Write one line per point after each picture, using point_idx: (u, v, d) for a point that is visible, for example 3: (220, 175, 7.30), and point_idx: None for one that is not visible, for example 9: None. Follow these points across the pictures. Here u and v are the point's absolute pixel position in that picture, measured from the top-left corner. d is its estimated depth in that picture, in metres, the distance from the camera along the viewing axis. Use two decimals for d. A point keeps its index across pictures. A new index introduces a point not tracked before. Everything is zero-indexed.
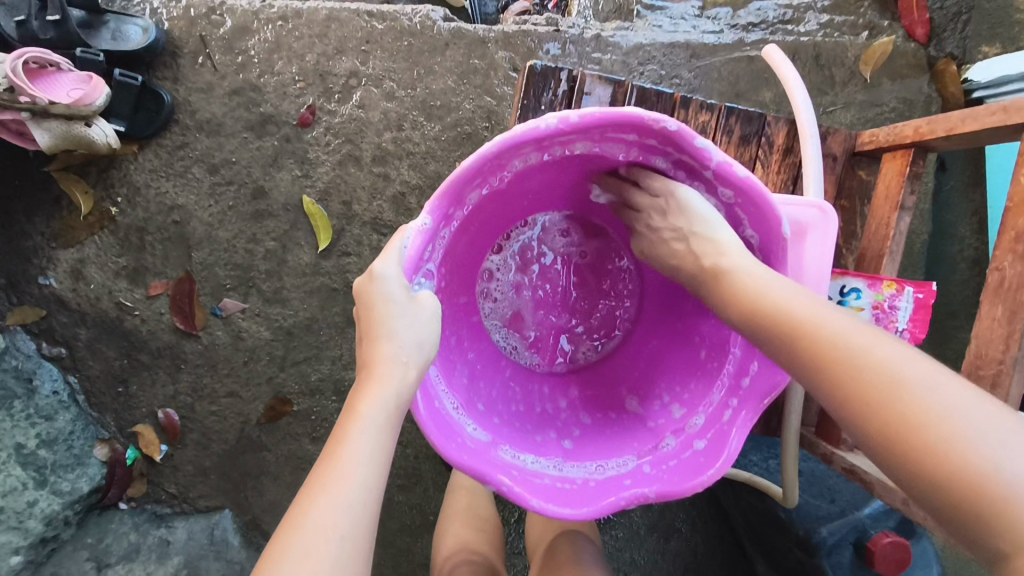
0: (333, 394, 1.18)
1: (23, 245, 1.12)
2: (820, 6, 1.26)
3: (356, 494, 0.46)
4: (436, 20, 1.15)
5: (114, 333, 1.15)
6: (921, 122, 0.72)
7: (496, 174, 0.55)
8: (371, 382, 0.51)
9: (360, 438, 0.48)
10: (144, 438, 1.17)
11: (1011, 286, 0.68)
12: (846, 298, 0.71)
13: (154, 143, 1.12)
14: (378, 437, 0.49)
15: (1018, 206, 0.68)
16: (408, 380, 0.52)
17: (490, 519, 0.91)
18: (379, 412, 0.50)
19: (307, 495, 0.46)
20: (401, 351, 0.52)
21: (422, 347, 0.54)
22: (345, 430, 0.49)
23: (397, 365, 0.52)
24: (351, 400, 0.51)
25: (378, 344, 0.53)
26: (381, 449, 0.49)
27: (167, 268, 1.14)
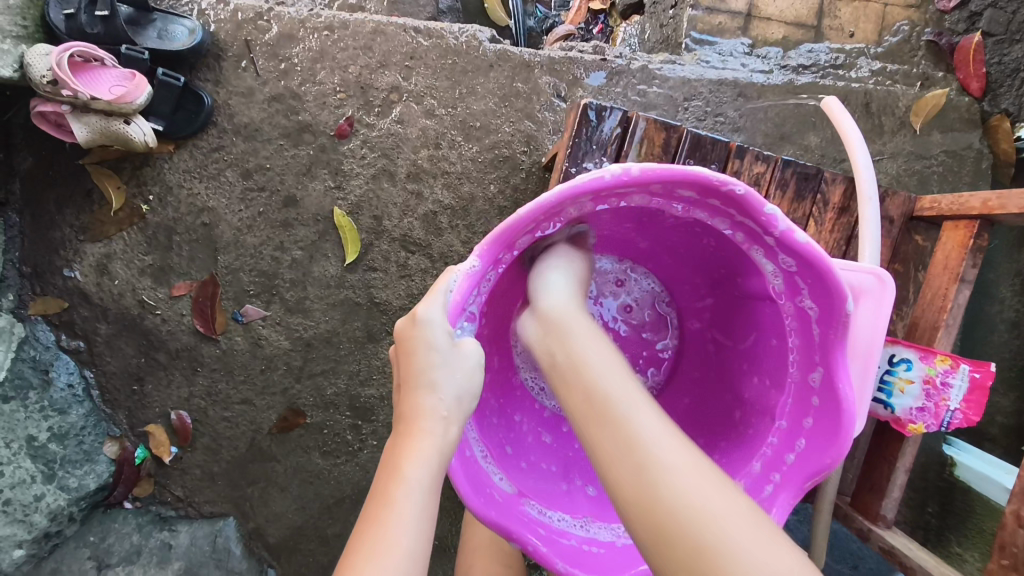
0: (347, 410, 1.16)
1: (51, 235, 1.11)
2: (873, 53, 1.23)
3: (405, 561, 0.49)
4: (482, 41, 1.14)
5: (134, 331, 1.14)
6: (991, 196, 0.69)
7: (549, 221, 0.53)
8: (413, 438, 0.52)
9: (407, 502, 0.50)
10: (155, 438, 1.15)
11: None
12: (895, 368, 0.71)
13: (190, 143, 1.11)
14: (422, 497, 0.51)
15: None
16: (448, 435, 0.52)
17: (517, 554, 0.89)
18: (422, 472, 0.51)
19: (357, 562, 0.48)
20: (440, 406, 0.52)
21: (463, 400, 0.53)
22: (389, 489, 0.51)
23: (438, 420, 0.52)
24: (394, 457, 0.52)
25: (418, 396, 0.53)
26: (426, 509, 0.51)
27: (192, 269, 1.13)
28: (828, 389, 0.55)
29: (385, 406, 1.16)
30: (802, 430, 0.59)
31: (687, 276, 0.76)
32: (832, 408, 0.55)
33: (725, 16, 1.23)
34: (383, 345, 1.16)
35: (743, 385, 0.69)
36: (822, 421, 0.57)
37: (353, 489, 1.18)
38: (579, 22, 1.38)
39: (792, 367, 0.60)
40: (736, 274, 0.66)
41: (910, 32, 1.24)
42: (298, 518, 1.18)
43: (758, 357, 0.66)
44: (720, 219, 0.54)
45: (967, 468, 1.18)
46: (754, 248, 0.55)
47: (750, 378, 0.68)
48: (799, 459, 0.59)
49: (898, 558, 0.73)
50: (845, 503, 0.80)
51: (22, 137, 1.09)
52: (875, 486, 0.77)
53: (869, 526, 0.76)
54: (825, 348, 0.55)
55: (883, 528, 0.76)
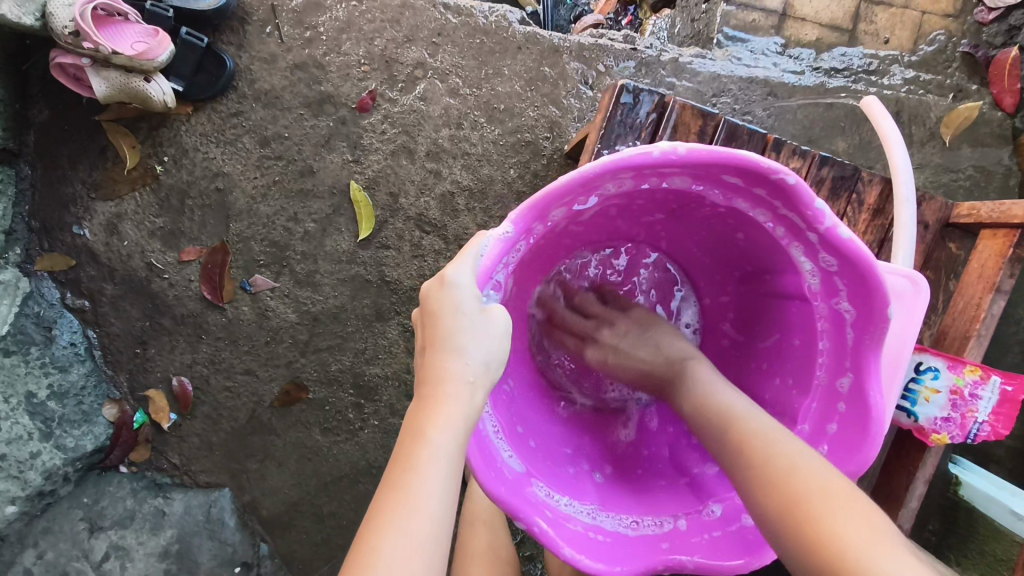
0: (351, 387, 1.15)
1: (62, 191, 1.10)
2: (907, 61, 1.21)
3: (428, 528, 0.48)
4: (512, 22, 1.13)
5: (140, 293, 1.13)
6: None
7: (588, 196, 0.53)
8: (438, 403, 0.51)
9: (432, 468, 0.49)
10: (154, 403, 1.14)
11: None
12: (922, 376, 0.69)
13: (209, 106, 1.10)
14: (447, 465, 0.50)
15: None
16: (475, 402, 0.51)
17: (511, 560, 0.88)
18: (447, 439, 0.50)
19: (381, 529, 0.48)
20: (467, 370, 0.51)
21: (490, 365, 0.52)
22: (414, 454, 0.50)
23: (464, 384, 0.51)
24: (418, 421, 0.51)
25: (444, 358, 0.52)
26: (452, 477, 0.50)
27: (203, 235, 1.12)
28: (858, 394, 0.54)
29: (388, 386, 1.15)
30: (823, 434, 0.57)
31: (715, 271, 0.74)
32: (860, 416, 0.53)
33: (759, 13, 1.21)
34: (391, 325, 1.14)
35: (763, 383, 0.67)
36: (846, 428, 0.55)
37: (351, 468, 1.16)
38: (608, 12, 1.33)
39: (820, 370, 0.58)
40: (766, 270, 0.64)
41: (946, 42, 1.21)
42: (294, 494, 1.17)
43: (781, 356, 0.65)
44: (762, 211, 0.53)
45: (973, 487, 1.15)
46: (795, 243, 0.53)
47: (769, 379, 0.66)
48: None
49: None
50: None
51: (39, 89, 1.08)
52: (892, 495, 0.76)
53: None
54: (858, 352, 0.53)
55: None
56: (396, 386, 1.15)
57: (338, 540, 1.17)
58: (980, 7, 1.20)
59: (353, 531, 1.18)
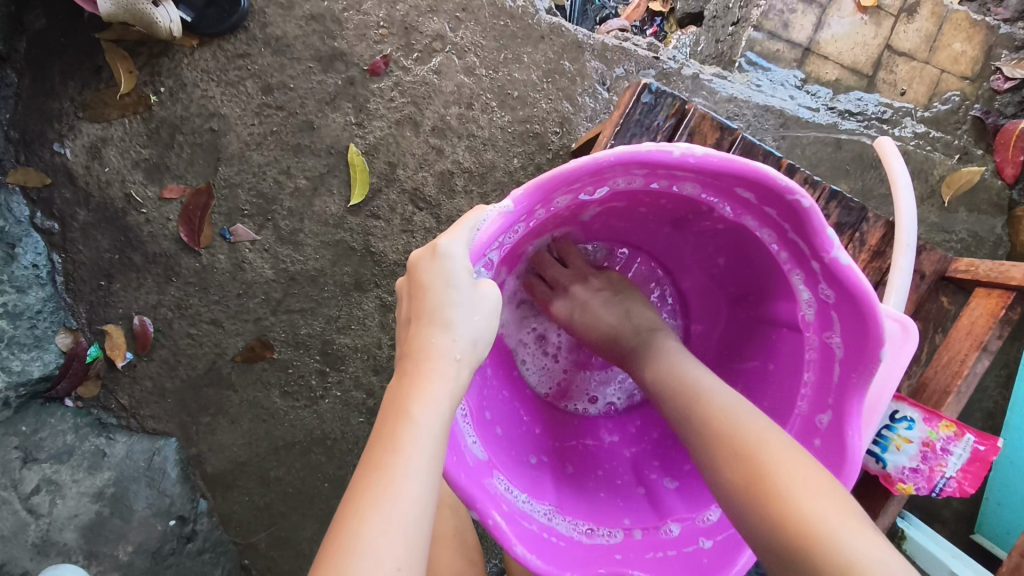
0: (317, 354, 1.11)
1: (48, 105, 1.05)
2: (919, 116, 1.22)
3: (412, 512, 0.46)
4: (539, 10, 1.11)
5: (114, 224, 1.08)
6: None
7: (594, 189, 0.52)
8: (423, 378, 0.49)
9: (416, 447, 0.47)
10: (111, 339, 1.09)
11: None
12: (896, 424, 0.69)
13: (215, 43, 1.06)
14: (430, 443, 0.48)
15: None
16: (460, 378, 0.50)
17: (476, 547, 0.87)
18: (430, 416, 0.48)
19: (360, 508, 0.46)
20: (454, 346, 0.50)
21: (477, 343, 0.51)
22: (397, 431, 0.48)
23: (450, 360, 0.50)
24: (402, 397, 0.49)
25: (431, 333, 0.50)
26: (437, 458, 0.48)
27: (188, 174, 1.08)
28: (835, 432, 0.53)
29: (356, 358, 1.11)
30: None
31: (706, 291, 0.73)
32: (835, 453, 0.52)
33: (784, 45, 1.20)
34: (368, 297, 1.11)
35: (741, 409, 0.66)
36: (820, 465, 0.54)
37: (306, 436, 1.13)
38: (634, 20, 1.26)
39: (801, 401, 0.57)
40: (759, 294, 0.63)
41: (960, 103, 1.22)
42: (242, 454, 1.13)
43: (759, 382, 0.64)
44: (769, 231, 0.52)
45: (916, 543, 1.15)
46: (796, 270, 0.52)
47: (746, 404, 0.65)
48: None
49: None
50: None
51: None
52: None
53: None
54: (843, 389, 0.52)
55: None
56: (364, 359, 1.12)
57: (281, 506, 1.14)
58: (998, 75, 1.21)
59: (298, 500, 1.14)
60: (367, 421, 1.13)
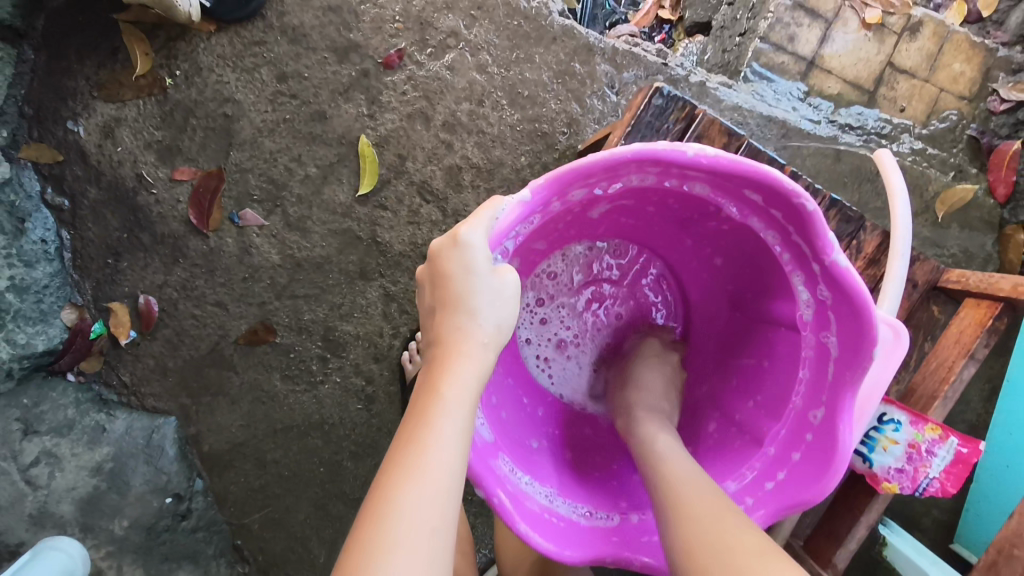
0: (320, 340, 1.13)
1: (63, 83, 1.06)
2: (917, 132, 1.25)
3: (443, 483, 0.48)
4: (552, 12, 1.13)
5: (123, 203, 1.09)
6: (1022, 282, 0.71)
7: (608, 185, 0.54)
8: (454, 359, 0.52)
9: (448, 422, 0.49)
10: (115, 317, 1.11)
11: None
12: (883, 426, 0.71)
13: (233, 29, 1.07)
14: (461, 418, 0.50)
15: None
16: (486, 361, 0.53)
17: (467, 537, 0.89)
18: (461, 394, 0.51)
19: (397, 477, 0.48)
20: (480, 331, 0.53)
21: (500, 328, 0.54)
22: (429, 407, 0.50)
23: (478, 344, 0.53)
24: (432, 377, 0.51)
25: (457, 318, 0.53)
26: (465, 434, 0.50)
27: (200, 157, 1.09)
28: (827, 428, 0.55)
29: (358, 345, 1.13)
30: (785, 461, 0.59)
31: (707, 291, 0.76)
32: (825, 448, 0.55)
33: (789, 57, 1.22)
34: (372, 286, 1.12)
35: (736, 406, 0.68)
36: (812, 458, 0.56)
37: (304, 420, 1.14)
38: (644, 26, 1.30)
39: (796, 397, 0.59)
40: (760, 294, 0.66)
41: (956, 122, 1.25)
42: (240, 436, 1.15)
43: (755, 379, 0.67)
44: (773, 233, 0.54)
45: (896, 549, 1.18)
46: (797, 271, 0.55)
47: (742, 400, 0.68)
48: (777, 489, 0.58)
49: None
50: (798, 545, 0.81)
51: None
52: (833, 534, 0.78)
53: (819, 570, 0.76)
54: (836, 386, 0.54)
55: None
56: (365, 347, 1.13)
57: (276, 489, 1.16)
58: (994, 96, 1.24)
59: (293, 483, 1.16)
60: (365, 408, 1.14)
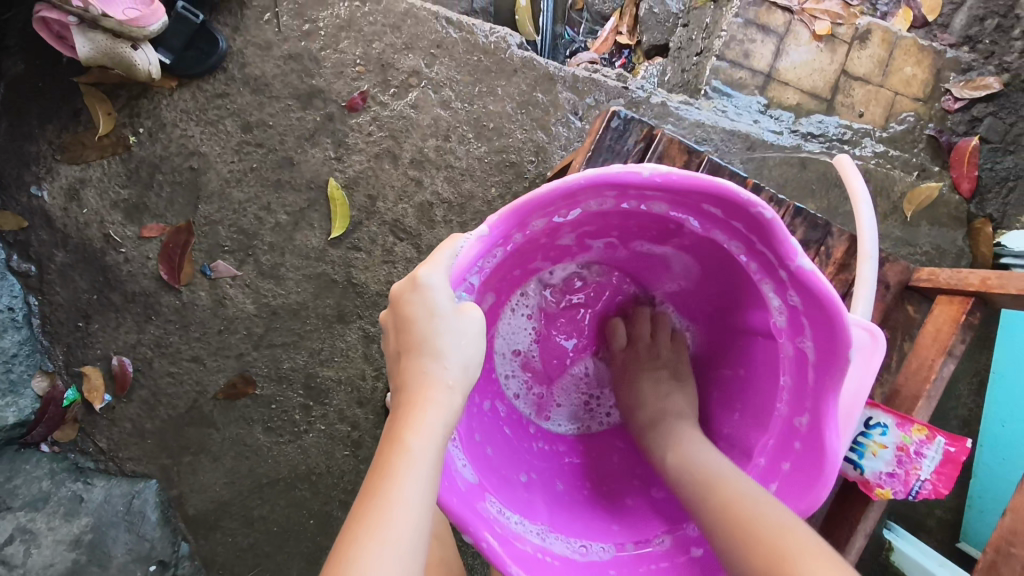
0: (301, 388, 1.11)
1: (25, 149, 1.06)
2: (878, 136, 1.27)
3: (406, 540, 0.46)
4: (511, 45, 1.14)
5: (92, 265, 1.08)
6: (990, 275, 0.72)
7: (569, 211, 0.54)
8: (417, 409, 0.50)
9: (412, 475, 0.48)
10: (89, 382, 1.08)
11: None
12: (870, 430, 0.70)
13: (194, 84, 1.07)
14: (427, 469, 0.48)
15: None
16: (454, 407, 0.51)
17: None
18: (428, 444, 0.49)
19: (358, 538, 0.46)
20: (446, 375, 0.51)
21: (468, 369, 0.52)
22: (392, 461, 0.49)
23: (444, 389, 0.51)
24: (396, 428, 0.50)
25: (423, 364, 0.51)
26: (432, 485, 0.48)
27: (168, 213, 1.08)
28: (813, 434, 0.54)
29: (340, 391, 1.11)
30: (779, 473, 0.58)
31: (684, 307, 0.75)
32: (814, 455, 0.54)
33: (746, 72, 1.24)
34: (351, 329, 1.11)
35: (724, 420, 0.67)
36: (801, 467, 0.56)
37: (290, 472, 1.11)
38: (604, 52, 1.41)
39: (780, 405, 0.59)
40: (733, 306, 0.65)
41: (915, 123, 1.28)
42: (225, 493, 1.11)
43: (738, 391, 0.66)
44: (737, 244, 0.54)
45: (902, 552, 1.17)
46: (767, 281, 0.54)
47: (729, 413, 0.67)
48: None
49: None
50: None
51: (17, 41, 1.04)
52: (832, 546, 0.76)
53: None
54: (817, 393, 0.54)
55: None
56: (348, 391, 1.11)
57: (266, 546, 1.12)
58: (948, 96, 1.28)
59: (282, 538, 1.12)
60: (352, 454, 1.12)
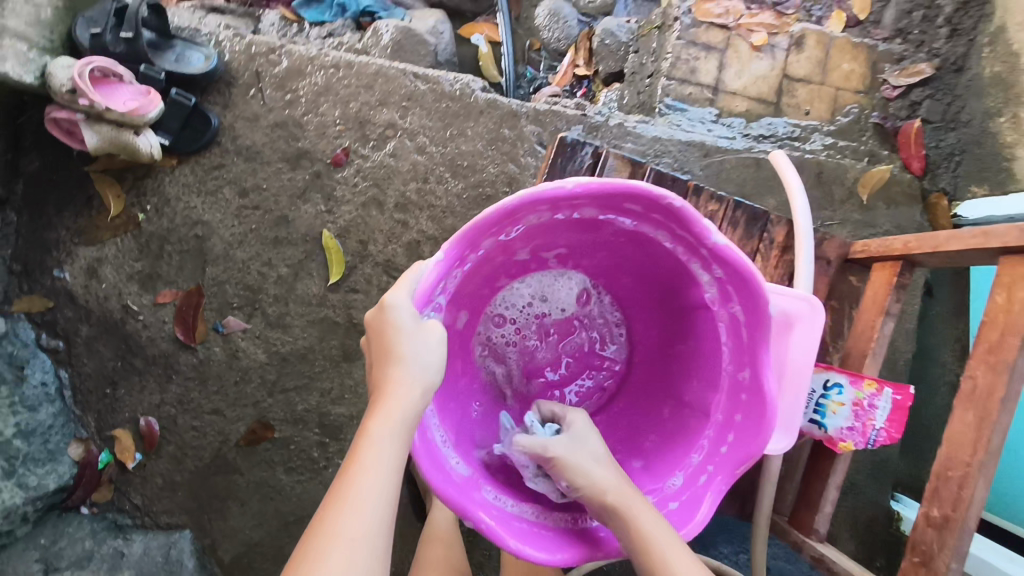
0: (316, 427, 1.18)
1: (46, 236, 1.16)
2: (826, 129, 1.37)
3: (367, 513, 0.55)
4: (475, 90, 1.25)
5: (114, 334, 1.17)
6: (910, 238, 0.79)
7: (511, 224, 0.62)
8: (381, 403, 0.58)
9: (373, 459, 0.56)
10: (120, 443, 1.16)
11: (982, 394, 0.65)
12: (829, 392, 0.77)
13: (193, 160, 1.18)
14: (386, 454, 0.56)
15: (990, 321, 0.66)
16: (414, 403, 0.58)
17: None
18: (387, 433, 0.57)
19: (329, 511, 0.55)
20: (411, 376, 0.59)
21: (432, 370, 0.60)
22: (358, 448, 0.57)
23: (406, 388, 0.59)
24: (365, 421, 0.58)
25: (389, 367, 0.59)
26: (388, 468, 0.56)
27: (179, 278, 1.17)
28: (755, 385, 0.63)
29: (353, 426, 1.18)
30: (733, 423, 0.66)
31: (635, 296, 0.83)
32: (757, 402, 0.63)
33: (695, 87, 1.35)
34: (356, 365, 1.19)
35: (684, 389, 0.75)
36: (749, 417, 0.64)
37: (314, 508, 1.18)
38: (565, 84, 1.52)
39: (726, 365, 0.67)
40: (675, 288, 0.73)
41: (859, 114, 1.37)
42: (255, 536, 1.17)
43: (692, 361, 0.74)
44: (663, 234, 0.63)
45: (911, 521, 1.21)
46: (693, 261, 0.63)
47: (687, 382, 0.75)
48: (730, 450, 0.65)
49: (827, 562, 0.76)
50: (783, 521, 0.84)
51: (32, 141, 1.16)
52: (810, 502, 0.82)
53: (802, 537, 0.80)
54: (754, 349, 0.62)
55: (815, 540, 0.80)
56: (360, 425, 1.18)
57: None
58: (886, 85, 1.38)
59: None
60: None
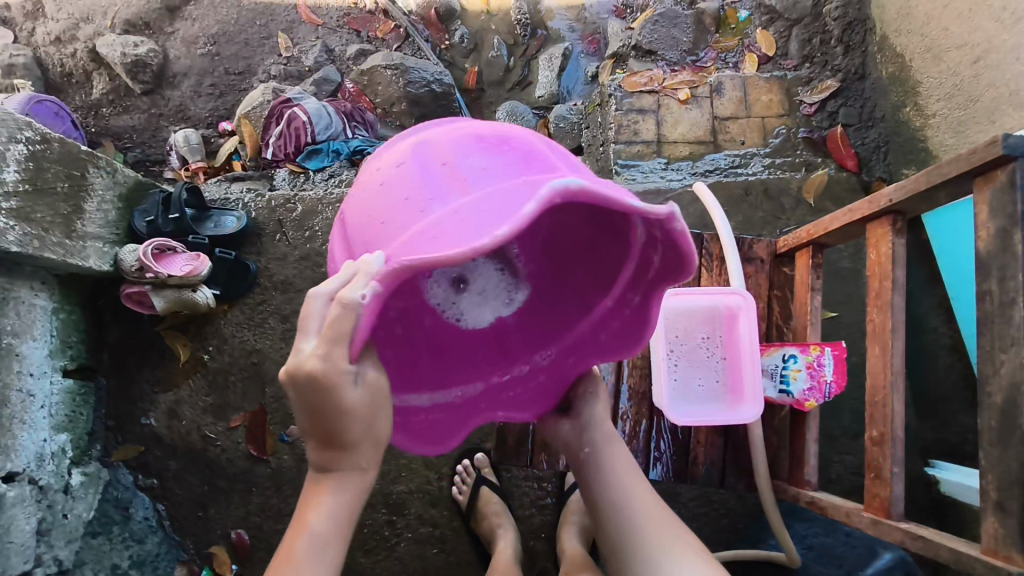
0: (383, 507, 1.33)
1: (131, 392, 1.37)
2: (763, 153, 1.56)
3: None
4: None
5: (198, 463, 1.36)
6: (809, 227, 0.99)
7: (448, 169, 0.59)
8: (321, 496, 0.68)
9: (312, 542, 0.67)
10: (218, 558, 1.32)
11: (879, 330, 0.83)
12: (789, 362, 0.96)
13: (240, 301, 1.41)
14: (323, 539, 0.67)
15: (873, 274, 0.85)
16: (350, 493, 0.69)
17: None
18: (324, 521, 0.68)
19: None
20: (356, 464, 0.68)
21: (371, 453, 0.69)
22: (300, 533, 0.68)
23: (346, 478, 0.68)
24: (306, 508, 0.68)
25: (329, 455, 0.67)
26: (327, 552, 0.68)
27: (245, 403, 1.37)
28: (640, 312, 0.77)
29: (415, 499, 1.33)
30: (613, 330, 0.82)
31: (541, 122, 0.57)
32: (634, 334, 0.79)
33: (641, 145, 1.57)
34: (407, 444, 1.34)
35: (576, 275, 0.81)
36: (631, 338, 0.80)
37: None
38: None
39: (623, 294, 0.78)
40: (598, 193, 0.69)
41: (788, 133, 1.57)
42: None
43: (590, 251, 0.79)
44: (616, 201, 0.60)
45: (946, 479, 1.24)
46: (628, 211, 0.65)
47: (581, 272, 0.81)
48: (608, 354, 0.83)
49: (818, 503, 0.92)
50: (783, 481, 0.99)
51: (111, 316, 1.39)
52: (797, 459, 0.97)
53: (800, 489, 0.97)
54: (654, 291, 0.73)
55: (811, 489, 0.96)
56: (421, 497, 1.33)
57: None
58: (804, 104, 1.58)
59: None
60: (440, 549, 1.31)
